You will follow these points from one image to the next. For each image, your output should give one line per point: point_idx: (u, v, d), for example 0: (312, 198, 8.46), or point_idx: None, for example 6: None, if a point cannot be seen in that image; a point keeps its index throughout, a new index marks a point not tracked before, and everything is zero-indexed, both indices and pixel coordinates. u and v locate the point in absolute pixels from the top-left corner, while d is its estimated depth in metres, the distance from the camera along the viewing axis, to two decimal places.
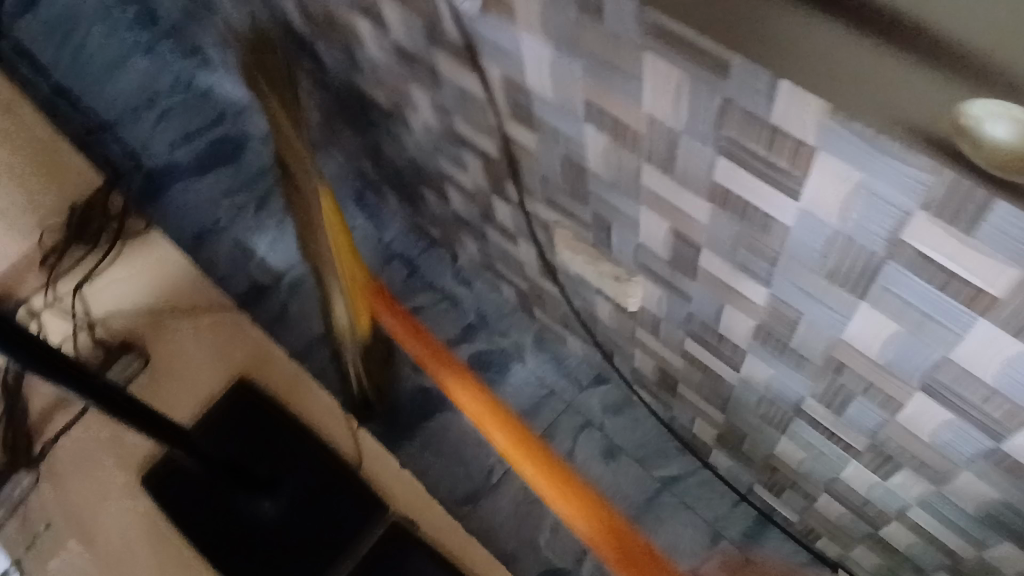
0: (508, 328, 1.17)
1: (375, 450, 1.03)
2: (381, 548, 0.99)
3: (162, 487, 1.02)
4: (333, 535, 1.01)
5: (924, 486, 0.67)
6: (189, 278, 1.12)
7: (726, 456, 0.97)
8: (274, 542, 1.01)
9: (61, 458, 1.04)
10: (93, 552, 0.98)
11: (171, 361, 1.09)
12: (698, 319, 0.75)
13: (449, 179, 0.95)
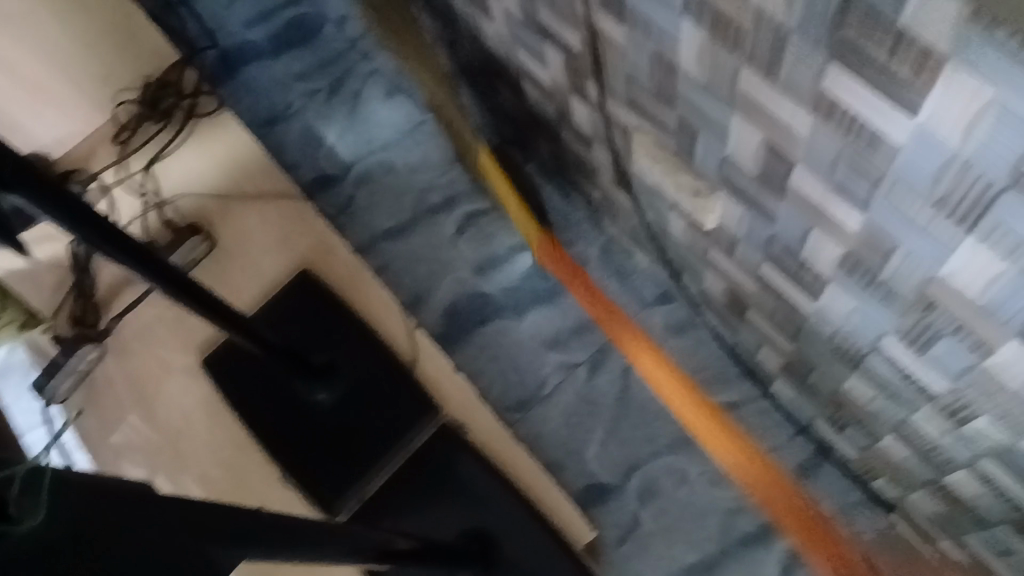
0: (575, 238, 1.13)
1: (430, 348, 1.03)
2: (428, 448, 0.99)
3: (222, 367, 1.03)
4: (384, 430, 0.99)
5: (1005, 439, 0.63)
6: (257, 164, 1.12)
7: (790, 387, 0.94)
8: (326, 431, 0.99)
9: (129, 335, 1.07)
10: (154, 426, 1.02)
11: (235, 246, 1.10)
12: (780, 242, 0.70)
13: (529, 75, 0.90)
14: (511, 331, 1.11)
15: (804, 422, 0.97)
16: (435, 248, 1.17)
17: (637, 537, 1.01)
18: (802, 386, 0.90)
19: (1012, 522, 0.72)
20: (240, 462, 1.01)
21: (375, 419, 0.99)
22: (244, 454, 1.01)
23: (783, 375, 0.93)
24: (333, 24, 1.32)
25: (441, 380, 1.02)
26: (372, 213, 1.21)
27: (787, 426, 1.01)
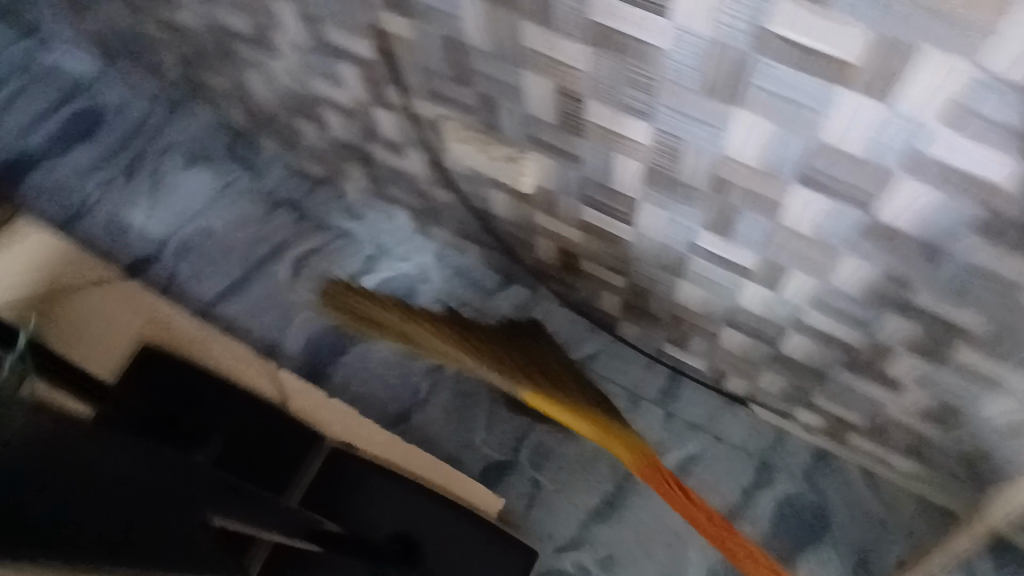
0: (409, 252, 1.21)
1: (298, 384, 1.05)
2: (324, 474, 0.98)
3: None
4: (272, 468, 0.99)
5: (813, 285, 0.74)
6: (67, 254, 1.11)
7: (633, 323, 1.05)
8: None
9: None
10: None
11: (69, 341, 1.04)
12: (591, 182, 0.80)
13: (328, 102, 1.00)
14: (371, 351, 1.15)
15: (654, 350, 1.08)
16: (276, 299, 1.19)
17: (544, 502, 1.05)
18: (643, 317, 1.02)
19: (841, 363, 0.84)
20: None
21: (263, 467, 0.99)
22: None
23: (625, 314, 1.04)
24: (112, 111, 1.32)
25: (318, 411, 1.03)
26: (202, 279, 1.22)
27: (641, 359, 1.11)
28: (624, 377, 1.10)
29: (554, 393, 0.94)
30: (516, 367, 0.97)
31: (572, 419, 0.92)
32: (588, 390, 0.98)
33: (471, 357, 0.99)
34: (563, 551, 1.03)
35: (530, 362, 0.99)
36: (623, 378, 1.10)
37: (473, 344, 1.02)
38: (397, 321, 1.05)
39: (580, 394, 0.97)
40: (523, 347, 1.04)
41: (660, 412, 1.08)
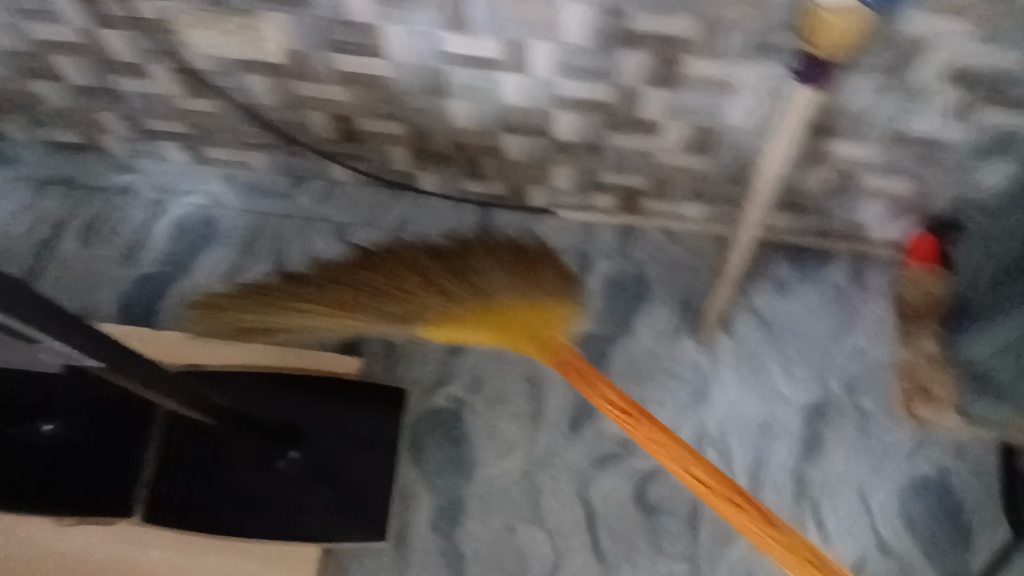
0: (194, 182, 1.18)
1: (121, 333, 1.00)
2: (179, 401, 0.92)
3: None
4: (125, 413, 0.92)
5: (552, 53, 0.82)
6: None
7: (427, 173, 1.10)
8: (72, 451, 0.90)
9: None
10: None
11: None
12: (329, 21, 0.83)
13: (55, 46, 0.98)
14: (190, 287, 1.13)
15: (457, 192, 1.14)
16: (77, 274, 1.15)
17: (403, 357, 1.09)
18: (433, 160, 1.07)
19: (605, 123, 0.93)
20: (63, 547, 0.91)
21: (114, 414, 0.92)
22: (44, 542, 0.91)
23: (416, 165, 1.09)
24: None
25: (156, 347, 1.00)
26: None
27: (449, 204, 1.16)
28: (438, 224, 1.14)
29: (455, 289, 0.90)
30: (422, 279, 0.91)
31: (471, 333, 0.87)
32: (514, 284, 0.89)
33: (366, 297, 0.91)
34: (436, 389, 1.07)
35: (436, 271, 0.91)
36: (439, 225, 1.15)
37: (371, 284, 0.92)
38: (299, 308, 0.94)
39: (494, 284, 0.89)
40: (450, 259, 0.93)
41: None
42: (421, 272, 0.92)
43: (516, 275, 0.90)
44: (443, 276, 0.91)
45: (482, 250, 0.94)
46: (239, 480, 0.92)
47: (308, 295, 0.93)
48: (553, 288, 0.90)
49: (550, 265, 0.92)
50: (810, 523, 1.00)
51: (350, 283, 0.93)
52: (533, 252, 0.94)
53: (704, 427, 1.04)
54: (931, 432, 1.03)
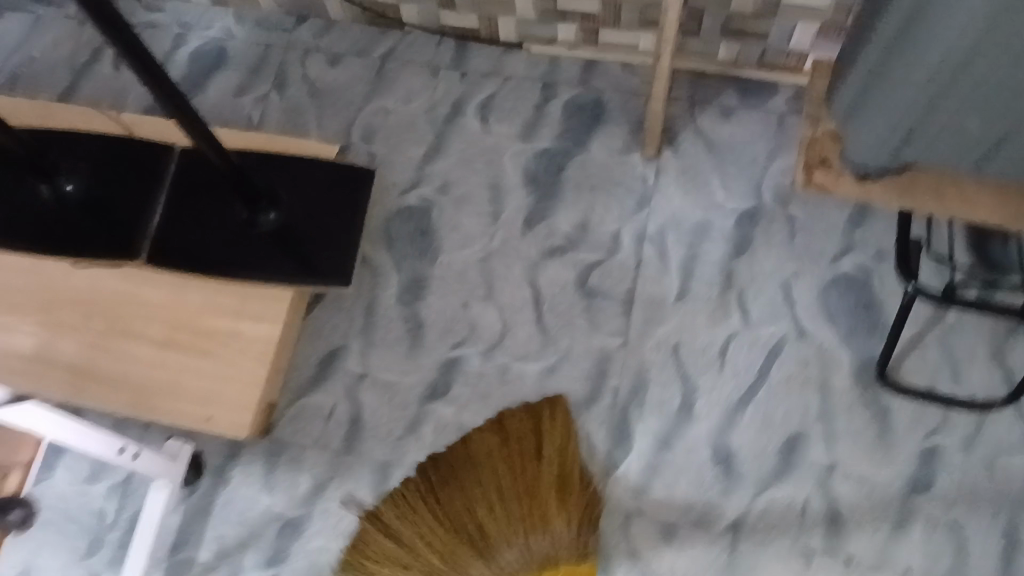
0: (212, 19, 1.33)
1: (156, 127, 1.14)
2: (180, 169, 1.07)
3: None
4: (135, 180, 1.06)
5: None
6: None
7: (410, 2, 1.23)
8: (90, 205, 1.05)
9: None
10: (23, 313, 1.04)
11: None
12: None
13: None
14: (202, 102, 1.28)
15: (437, 25, 1.27)
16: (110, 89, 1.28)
17: (382, 164, 1.21)
18: None
19: None
20: (100, 293, 1.05)
21: (126, 181, 1.06)
22: (85, 289, 1.05)
23: None
24: None
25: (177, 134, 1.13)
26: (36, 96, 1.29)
27: (431, 41, 1.28)
28: (419, 54, 1.27)
29: (471, 573, 0.93)
30: (478, 540, 0.94)
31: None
32: (523, 560, 0.92)
33: None
34: (407, 191, 1.19)
35: (482, 521, 0.95)
36: (423, 57, 1.27)
37: (454, 510, 0.96)
38: (420, 537, 0.96)
39: (502, 558, 0.93)
40: (497, 521, 0.94)
41: (457, 73, 1.26)
42: (460, 500, 0.97)
43: (525, 540, 0.93)
44: (462, 553, 0.95)
45: (495, 501, 0.95)
46: (228, 242, 1.04)
47: (391, 541, 0.97)
48: (569, 536, 0.93)
49: (565, 496, 0.96)
50: (735, 310, 1.09)
51: (462, 492, 0.97)
52: (547, 474, 0.97)
53: (644, 229, 1.14)
54: (854, 236, 1.12)
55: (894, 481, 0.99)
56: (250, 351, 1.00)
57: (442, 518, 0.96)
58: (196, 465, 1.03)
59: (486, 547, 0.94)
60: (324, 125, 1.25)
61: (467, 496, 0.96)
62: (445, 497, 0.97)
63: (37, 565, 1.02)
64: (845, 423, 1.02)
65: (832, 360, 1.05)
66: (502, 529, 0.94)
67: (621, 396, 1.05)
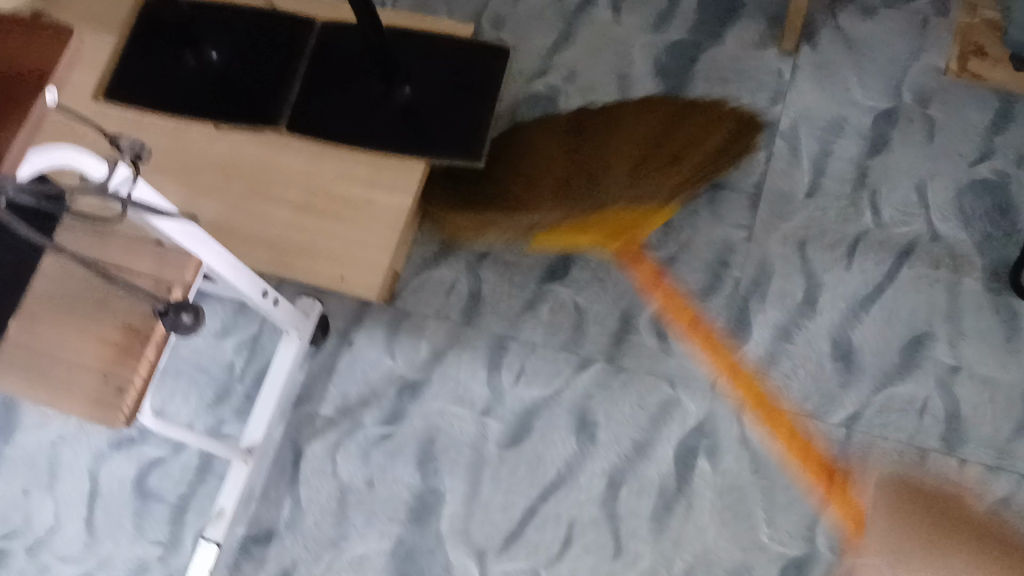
0: None
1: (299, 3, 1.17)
2: (322, 45, 1.11)
3: (139, 92, 1.11)
4: (282, 54, 1.11)
5: None
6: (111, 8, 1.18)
7: None
8: (239, 77, 1.10)
9: (181, 268, 0.77)
10: (170, 173, 1.10)
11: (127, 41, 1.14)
12: None
13: None
14: None
15: None
16: None
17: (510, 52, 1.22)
18: None
19: None
20: (240, 158, 1.10)
21: (273, 56, 1.11)
22: (227, 153, 1.10)
23: None
24: None
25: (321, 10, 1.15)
26: None
27: None
28: None
29: (602, 190, 1.02)
30: (557, 177, 1.06)
31: (579, 235, 1.05)
32: (628, 184, 1.02)
33: (521, 194, 1.06)
34: (534, 79, 1.19)
35: (586, 155, 1.07)
36: None
37: (579, 156, 1.08)
38: (540, 173, 1.07)
39: (608, 189, 1.02)
40: (595, 163, 1.05)
41: None
42: (576, 163, 1.07)
43: (634, 177, 1.03)
44: (577, 183, 1.04)
45: (618, 146, 1.07)
46: (364, 115, 1.07)
47: (516, 189, 1.07)
48: (660, 192, 1.02)
49: (679, 157, 1.03)
50: (865, 209, 1.06)
51: (563, 149, 1.10)
52: (678, 150, 1.04)
53: (776, 123, 1.12)
54: (993, 140, 1.07)
55: (1022, 385, 0.97)
56: (383, 216, 1.05)
57: (575, 164, 1.07)
58: (324, 325, 1.07)
59: (603, 181, 1.03)
60: (453, 12, 1.25)
61: (609, 129, 1.12)
62: (579, 154, 1.08)
63: (171, 410, 1.08)
64: (973, 325, 1.00)
65: (964, 263, 1.02)
66: (613, 159, 1.05)
67: (741, 287, 1.04)
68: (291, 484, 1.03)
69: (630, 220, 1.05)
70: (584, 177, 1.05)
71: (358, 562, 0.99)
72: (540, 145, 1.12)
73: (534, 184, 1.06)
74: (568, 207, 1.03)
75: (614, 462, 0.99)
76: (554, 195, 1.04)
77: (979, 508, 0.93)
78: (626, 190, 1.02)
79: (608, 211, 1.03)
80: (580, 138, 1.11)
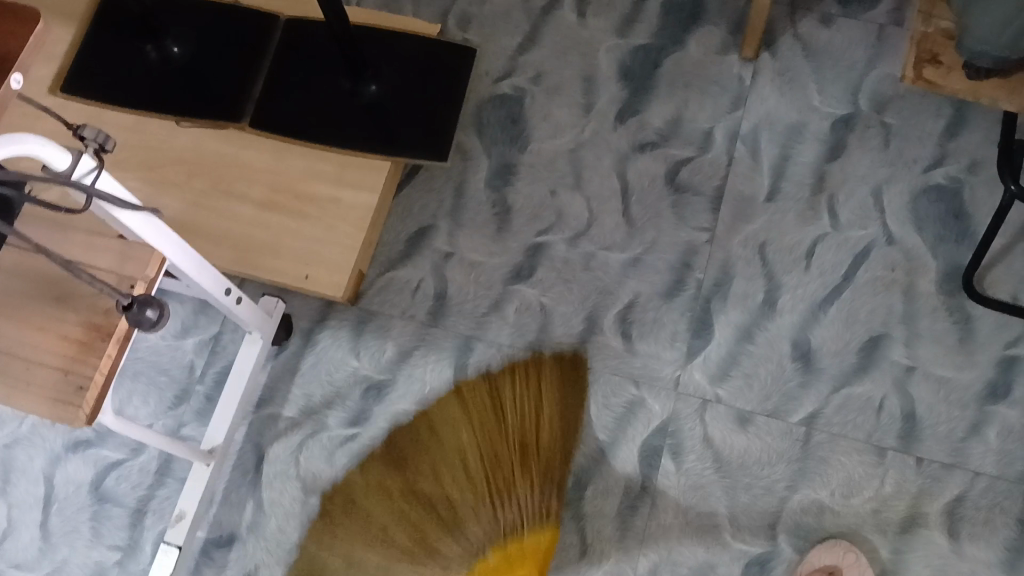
0: None
1: None
2: (287, 40, 1.10)
3: (97, 85, 1.08)
4: (246, 48, 1.09)
5: None
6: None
7: None
8: (202, 71, 1.08)
9: (143, 264, 0.77)
10: (130, 169, 1.08)
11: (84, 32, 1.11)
12: None
13: None
14: None
15: None
16: None
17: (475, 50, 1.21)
18: None
19: None
20: (203, 155, 1.08)
21: (237, 49, 1.09)
22: (189, 149, 1.08)
23: None
24: None
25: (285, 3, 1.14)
26: None
27: None
28: None
29: (442, 550, 0.98)
30: (483, 479, 1.00)
31: (500, 572, 0.96)
32: (530, 511, 0.98)
33: (433, 549, 0.98)
34: (499, 78, 1.19)
35: (507, 442, 1.01)
36: None
37: (493, 453, 1.01)
38: (396, 521, 0.99)
39: (469, 532, 0.98)
40: (516, 459, 1.00)
41: None
42: (490, 458, 1.00)
43: (498, 511, 0.98)
44: (503, 473, 1.00)
45: (539, 421, 1.02)
46: (331, 113, 1.07)
47: (416, 450, 1.02)
48: (544, 496, 0.98)
49: (543, 474, 0.99)
50: (825, 212, 1.08)
51: (473, 434, 1.02)
52: (551, 444, 1.01)
53: (739, 127, 1.13)
54: (946, 146, 1.10)
55: (974, 384, 1.00)
56: (350, 215, 1.05)
57: (473, 483, 1.00)
58: (287, 326, 1.06)
59: (451, 520, 0.99)
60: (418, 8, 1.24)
61: (502, 430, 1.02)
62: (473, 471, 1.00)
63: (129, 412, 1.06)
64: (928, 326, 1.02)
65: (919, 266, 1.05)
66: (476, 457, 1.01)
67: (705, 288, 1.06)
68: (254, 487, 1.01)
69: (523, 551, 0.96)
70: (493, 499, 0.99)
71: (322, 564, 0.98)
72: (450, 447, 1.01)
73: (452, 489, 1.00)
74: (437, 517, 0.99)
75: (579, 463, 1.00)
76: (443, 519, 0.99)
77: (933, 504, 0.96)
78: (523, 493, 0.99)
79: (489, 548, 0.97)
80: (471, 450, 1.01)
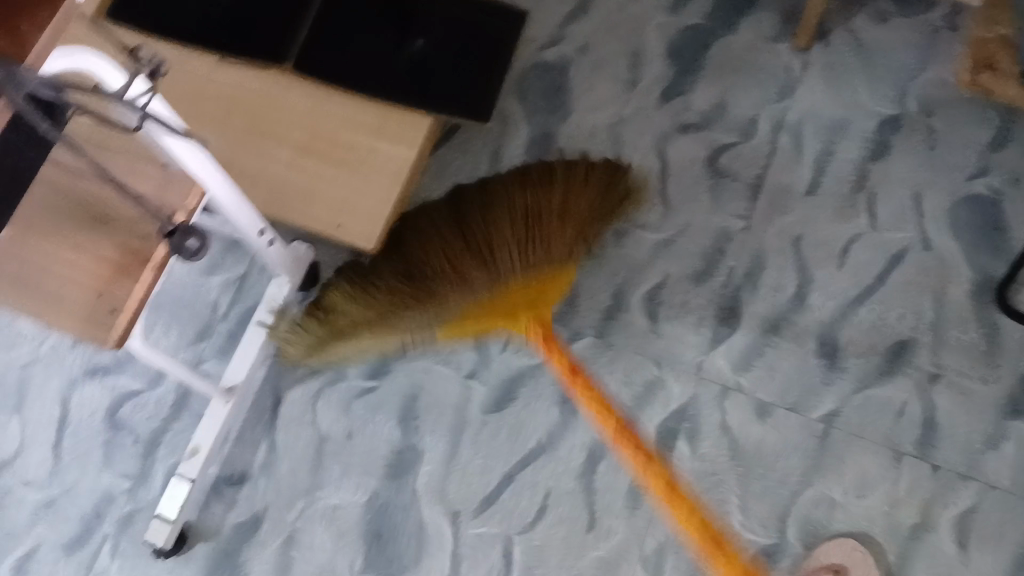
0: None
1: None
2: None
3: (142, 16, 1.07)
4: None
5: None
6: None
7: None
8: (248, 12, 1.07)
9: (185, 194, 0.76)
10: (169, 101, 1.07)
11: None
12: None
13: None
14: None
15: None
16: None
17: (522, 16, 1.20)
18: None
19: None
20: (244, 94, 1.07)
21: None
22: (231, 86, 1.07)
23: None
24: None
25: None
26: None
27: None
28: None
29: (469, 276, 0.87)
30: (459, 245, 0.90)
31: (476, 319, 0.88)
32: (522, 257, 0.87)
33: (407, 302, 0.89)
34: (545, 45, 1.17)
35: (480, 227, 0.92)
36: None
37: (466, 229, 0.92)
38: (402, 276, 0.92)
39: (474, 280, 0.87)
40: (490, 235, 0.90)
41: None
42: (465, 234, 0.92)
43: (520, 246, 0.87)
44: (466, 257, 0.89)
45: (500, 210, 0.93)
46: (373, 67, 1.06)
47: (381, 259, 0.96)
48: (553, 249, 0.88)
49: (569, 226, 0.90)
50: (862, 211, 1.07)
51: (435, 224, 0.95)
52: (557, 206, 0.91)
53: (783, 118, 1.12)
54: (991, 157, 1.09)
55: (996, 397, 0.99)
56: (385, 168, 1.03)
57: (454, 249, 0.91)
58: (314, 273, 1.05)
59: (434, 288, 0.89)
60: None
61: (479, 216, 0.93)
62: (446, 242, 0.92)
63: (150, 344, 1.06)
64: (956, 335, 1.02)
65: (952, 274, 1.04)
66: (457, 240, 0.91)
67: (735, 276, 1.05)
68: (268, 429, 1.02)
69: (522, 296, 0.87)
70: (473, 248, 0.89)
71: (331, 513, 0.99)
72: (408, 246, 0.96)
73: (423, 264, 0.91)
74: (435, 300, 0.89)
75: (594, 436, 0.99)
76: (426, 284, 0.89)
77: (943, 511, 0.96)
78: (516, 252, 0.87)
79: (479, 285, 0.87)
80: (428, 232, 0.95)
